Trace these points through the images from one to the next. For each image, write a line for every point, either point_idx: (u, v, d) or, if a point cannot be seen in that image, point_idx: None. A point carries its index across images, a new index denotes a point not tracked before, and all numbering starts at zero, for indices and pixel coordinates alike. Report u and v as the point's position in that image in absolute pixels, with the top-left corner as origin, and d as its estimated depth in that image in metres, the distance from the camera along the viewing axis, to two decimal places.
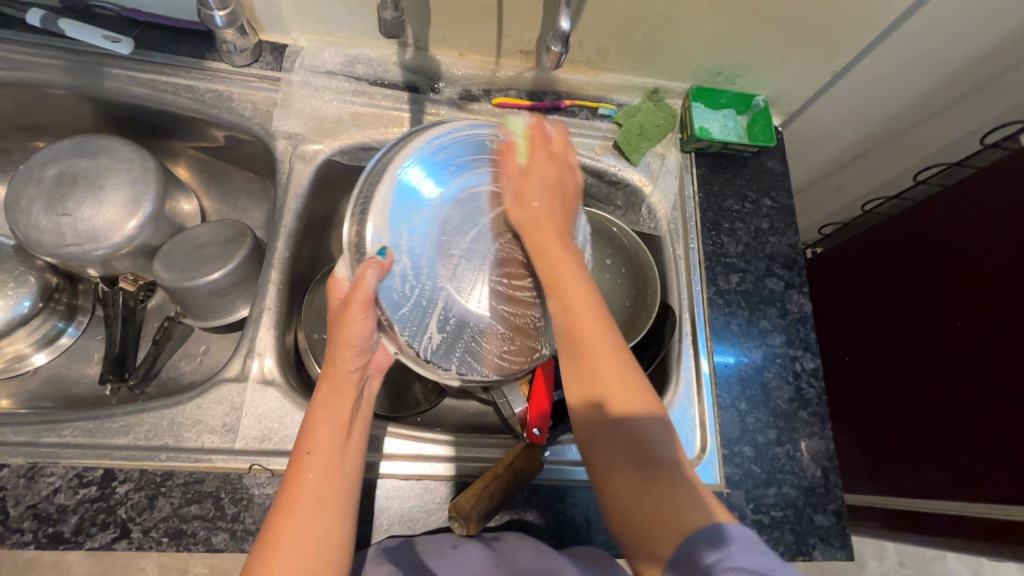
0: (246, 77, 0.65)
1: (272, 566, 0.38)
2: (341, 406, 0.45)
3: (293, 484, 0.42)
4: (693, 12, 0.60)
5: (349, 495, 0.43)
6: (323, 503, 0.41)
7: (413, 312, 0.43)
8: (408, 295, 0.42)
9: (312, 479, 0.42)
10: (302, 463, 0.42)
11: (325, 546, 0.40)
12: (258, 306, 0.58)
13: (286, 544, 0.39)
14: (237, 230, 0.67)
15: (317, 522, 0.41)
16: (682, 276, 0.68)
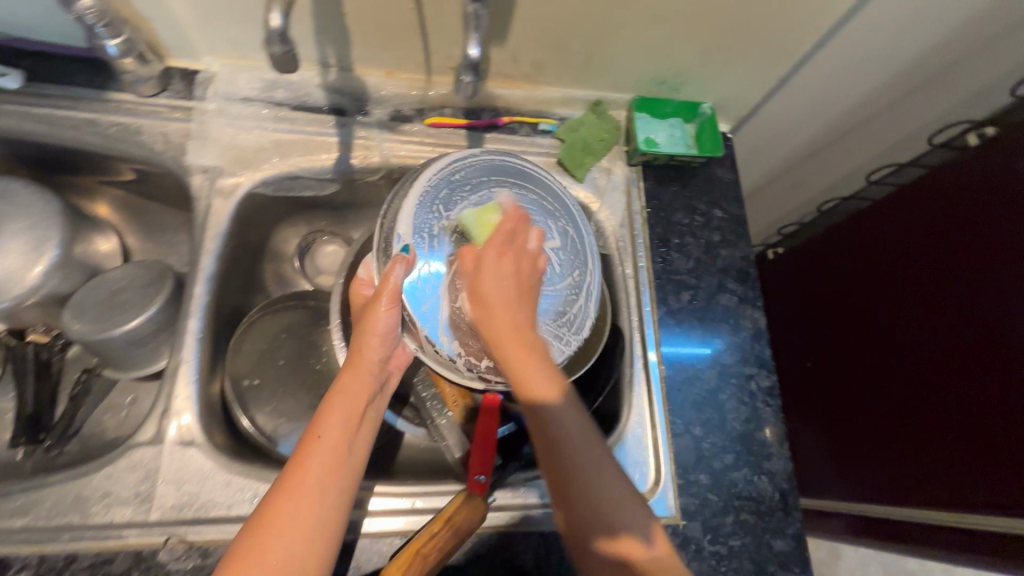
0: (156, 108, 0.60)
1: (264, 545, 0.41)
2: (355, 397, 0.49)
3: (299, 462, 0.44)
4: (626, 22, 0.58)
5: (349, 481, 0.46)
6: (325, 486, 0.44)
7: (432, 308, 0.48)
8: (430, 284, 0.48)
9: (316, 467, 0.44)
10: (309, 446, 0.45)
11: (320, 531, 0.42)
12: (175, 359, 0.54)
13: (284, 516, 0.42)
14: (157, 271, 0.63)
15: (316, 499, 0.43)
16: (632, 297, 0.65)
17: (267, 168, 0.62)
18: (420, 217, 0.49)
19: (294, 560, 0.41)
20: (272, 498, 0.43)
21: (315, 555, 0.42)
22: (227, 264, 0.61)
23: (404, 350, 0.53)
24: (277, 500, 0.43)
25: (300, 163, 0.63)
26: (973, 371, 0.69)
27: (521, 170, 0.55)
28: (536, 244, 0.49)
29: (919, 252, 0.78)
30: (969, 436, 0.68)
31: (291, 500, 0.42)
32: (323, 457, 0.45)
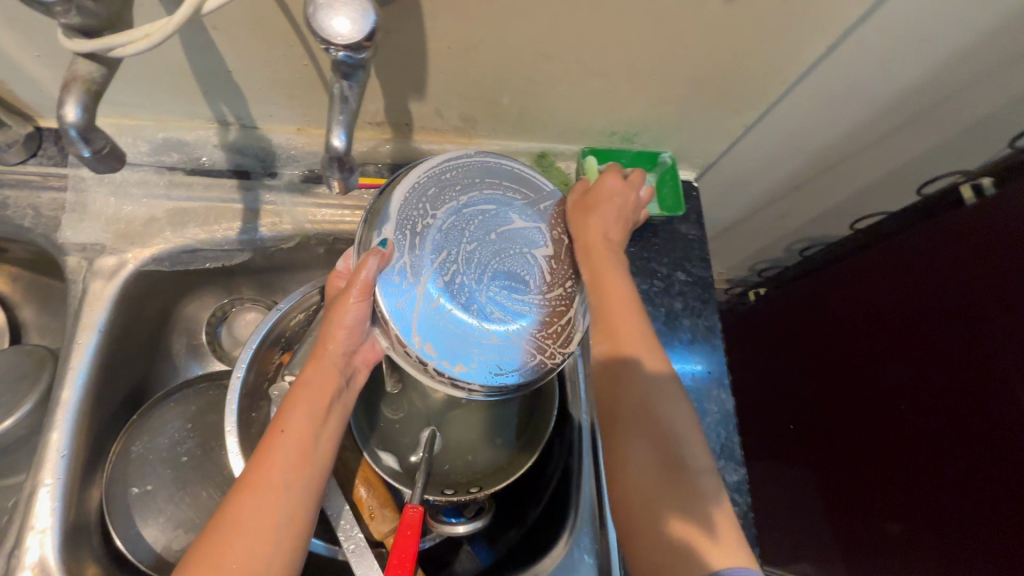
0: (26, 176, 0.53)
1: (225, 547, 0.37)
2: (323, 387, 0.44)
3: (259, 462, 0.40)
4: (561, 75, 0.50)
5: (315, 479, 0.42)
6: (289, 488, 0.40)
7: (408, 306, 0.41)
8: (403, 275, 0.41)
9: (281, 463, 0.40)
10: (271, 445, 0.41)
11: (283, 532, 0.39)
12: (34, 480, 0.46)
13: (246, 524, 0.38)
14: (35, 360, 0.55)
15: (280, 501, 0.39)
16: (579, 379, 0.58)
17: (158, 243, 0.54)
18: (406, 210, 0.43)
19: (260, 564, 0.37)
20: (234, 501, 0.39)
21: (280, 560, 0.38)
22: (113, 354, 0.53)
23: (373, 347, 0.47)
24: (243, 495, 0.39)
25: (196, 236, 0.55)
26: (961, 457, 0.62)
27: (517, 174, 0.48)
28: (646, 197, 0.55)
29: (905, 318, 0.70)
30: (957, 528, 0.62)
31: (253, 505, 0.39)
32: (287, 457, 0.41)
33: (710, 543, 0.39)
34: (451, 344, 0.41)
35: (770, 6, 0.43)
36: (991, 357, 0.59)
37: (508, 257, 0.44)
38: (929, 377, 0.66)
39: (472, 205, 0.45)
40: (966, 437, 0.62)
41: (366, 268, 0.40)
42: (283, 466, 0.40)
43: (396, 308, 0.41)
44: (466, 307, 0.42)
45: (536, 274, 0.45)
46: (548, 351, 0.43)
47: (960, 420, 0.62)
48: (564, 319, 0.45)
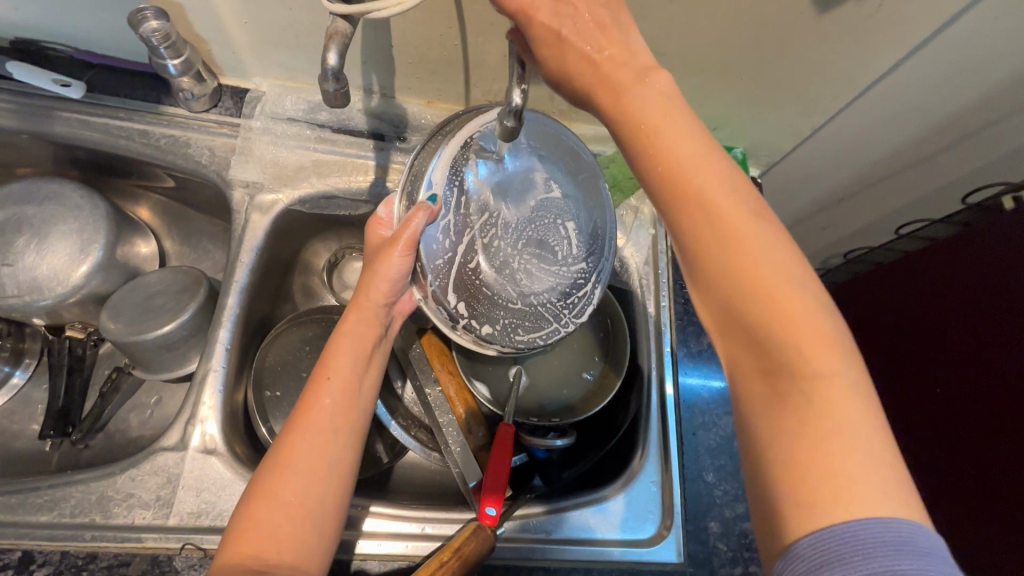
0: (204, 123, 0.63)
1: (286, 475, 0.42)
2: (362, 338, 0.50)
3: (309, 403, 0.46)
4: (664, 69, 0.59)
5: (359, 420, 0.47)
6: (339, 421, 0.46)
7: (442, 264, 0.48)
8: (451, 238, 0.48)
9: (329, 401, 0.46)
10: (320, 390, 0.47)
11: (337, 460, 0.45)
12: (203, 366, 0.56)
13: (301, 457, 0.43)
14: (192, 277, 0.64)
15: (330, 438, 0.45)
16: (651, 336, 0.66)
17: (304, 186, 0.64)
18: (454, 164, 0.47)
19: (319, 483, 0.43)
20: (288, 436, 0.44)
21: (332, 490, 0.44)
22: (261, 276, 0.63)
23: (408, 298, 0.54)
24: (297, 430, 0.44)
25: (336, 183, 0.65)
26: (983, 435, 0.66)
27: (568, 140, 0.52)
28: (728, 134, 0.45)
29: (934, 312, 0.76)
30: (989, 502, 0.65)
31: (305, 440, 0.44)
32: (334, 399, 0.46)
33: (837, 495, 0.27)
34: (480, 305, 0.49)
35: (854, 22, 0.52)
36: (1013, 342, 0.64)
37: (543, 226, 0.50)
38: (954, 364, 0.71)
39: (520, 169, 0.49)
40: (989, 415, 0.66)
41: (415, 221, 0.46)
42: (331, 404, 0.46)
43: (433, 263, 0.48)
44: (501, 274, 0.49)
45: (566, 242, 0.51)
46: (562, 320, 0.52)
47: (983, 400, 0.67)
48: (582, 292, 0.53)
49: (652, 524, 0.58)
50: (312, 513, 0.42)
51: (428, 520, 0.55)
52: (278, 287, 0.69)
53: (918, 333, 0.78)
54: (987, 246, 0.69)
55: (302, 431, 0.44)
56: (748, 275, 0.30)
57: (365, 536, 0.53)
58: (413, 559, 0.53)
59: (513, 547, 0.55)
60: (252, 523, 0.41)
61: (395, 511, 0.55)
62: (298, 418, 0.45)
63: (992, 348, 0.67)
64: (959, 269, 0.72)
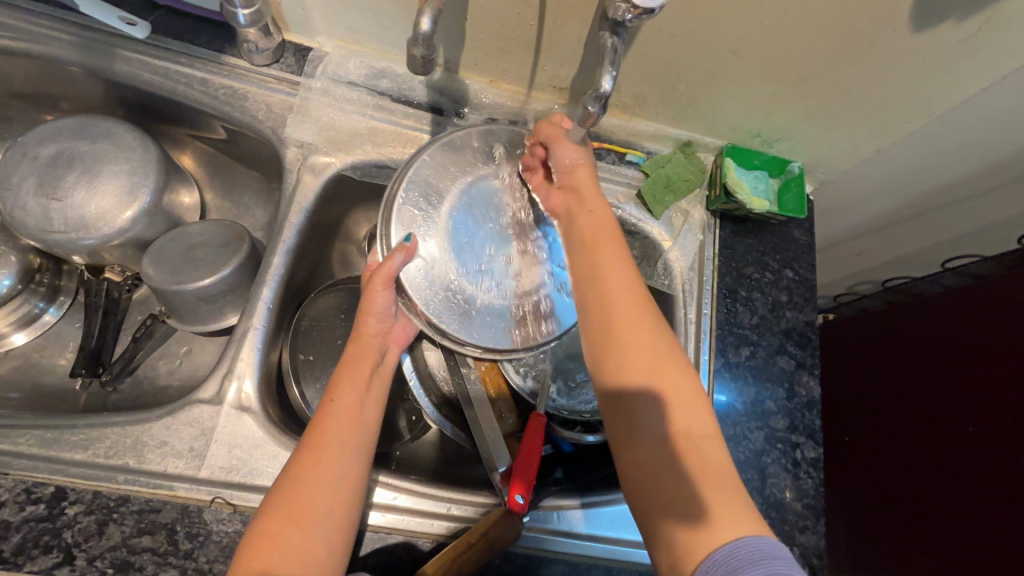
0: (265, 77, 0.63)
1: (294, 493, 0.42)
2: (362, 363, 0.51)
3: (316, 423, 0.46)
4: (741, 72, 0.57)
5: (365, 443, 0.47)
6: (341, 440, 0.45)
7: (429, 289, 0.51)
8: (428, 267, 0.52)
9: (334, 421, 0.46)
10: (326, 412, 0.46)
11: (342, 480, 0.44)
12: (244, 323, 0.55)
13: (308, 476, 0.43)
14: (235, 233, 0.63)
15: (336, 459, 0.44)
16: (690, 343, 0.65)
17: (357, 152, 0.63)
18: (417, 203, 0.53)
19: (323, 499, 0.42)
20: (296, 459, 0.44)
21: (339, 510, 0.43)
22: (306, 239, 0.63)
23: (404, 327, 0.55)
24: (306, 451, 0.44)
25: (390, 153, 0.64)
26: (1009, 474, 0.65)
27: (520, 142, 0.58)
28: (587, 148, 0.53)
29: (972, 346, 0.74)
30: (1005, 543, 0.65)
31: (313, 461, 0.43)
32: (339, 420, 0.46)
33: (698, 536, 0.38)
34: (471, 318, 0.52)
35: (951, 43, 0.50)
36: None
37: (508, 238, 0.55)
38: (989, 399, 0.70)
39: (472, 194, 0.55)
40: (1015, 455, 0.65)
41: (394, 261, 0.49)
42: (336, 424, 0.46)
43: (419, 292, 0.51)
44: (501, 278, 0.54)
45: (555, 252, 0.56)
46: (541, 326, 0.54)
47: (1012, 439, 0.66)
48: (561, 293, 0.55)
49: None
50: (318, 532, 0.41)
51: (440, 499, 0.55)
52: (319, 252, 0.68)
53: (943, 366, 0.77)
54: None
55: (310, 454, 0.44)
56: (638, 347, 0.44)
57: (390, 510, 0.53)
58: (437, 539, 0.53)
59: (534, 537, 0.54)
60: (258, 549, 0.39)
61: (407, 486, 0.54)
62: (305, 442, 0.45)
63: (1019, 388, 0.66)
64: (997, 306, 0.71)
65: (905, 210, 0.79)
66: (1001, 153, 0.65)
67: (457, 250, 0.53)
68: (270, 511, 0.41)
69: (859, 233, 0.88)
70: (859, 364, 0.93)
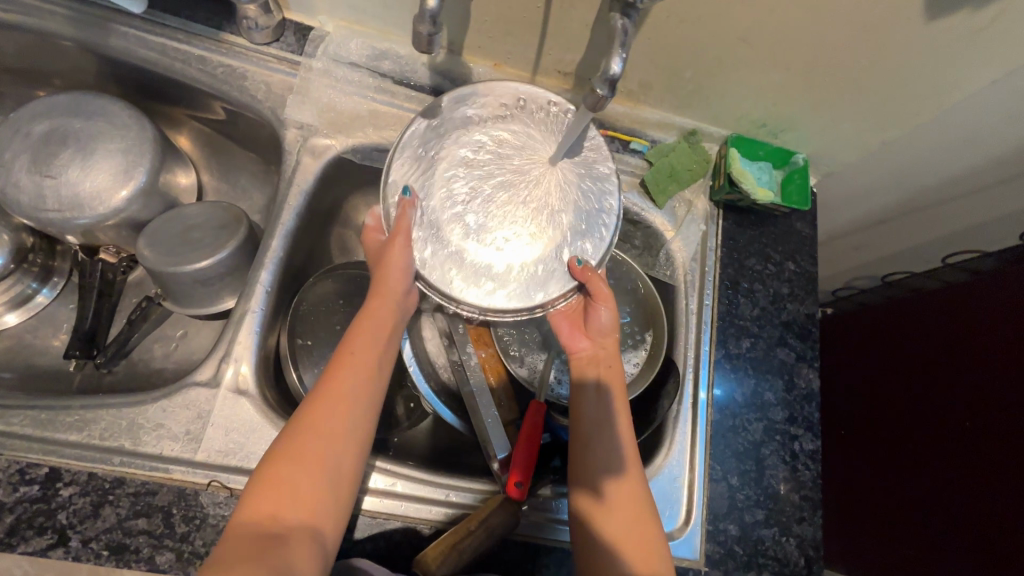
0: (265, 56, 0.61)
1: (305, 439, 0.42)
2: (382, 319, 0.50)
3: (333, 372, 0.46)
4: (748, 59, 0.57)
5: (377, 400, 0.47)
6: (356, 392, 0.45)
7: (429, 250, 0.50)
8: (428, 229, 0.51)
9: (350, 373, 0.46)
10: (340, 363, 0.46)
11: (353, 434, 0.44)
12: (241, 306, 0.55)
13: (322, 424, 0.42)
14: (233, 215, 0.62)
15: (347, 411, 0.44)
16: (691, 333, 0.65)
17: (358, 135, 0.62)
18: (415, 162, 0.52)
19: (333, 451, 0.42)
20: (312, 406, 0.43)
21: (348, 463, 0.43)
22: (304, 222, 0.62)
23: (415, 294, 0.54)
24: (321, 399, 0.44)
25: (391, 137, 0.63)
26: (1006, 468, 0.66)
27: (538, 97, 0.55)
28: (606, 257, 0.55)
29: (972, 342, 0.74)
30: (1000, 537, 0.65)
31: (324, 411, 0.43)
32: (357, 372, 0.46)
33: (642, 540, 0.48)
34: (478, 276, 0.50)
35: (962, 33, 0.50)
36: None
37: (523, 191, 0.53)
38: (989, 394, 0.70)
39: (478, 136, 0.53)
40: (1011, 450, 0.65)
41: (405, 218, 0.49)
42: (353, 376, 0.45)
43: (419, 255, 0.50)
44: (514, 234, 0.52)
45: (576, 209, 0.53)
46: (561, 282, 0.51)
47: (1010, 435, 0.66)
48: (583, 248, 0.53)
49: (673, 517, 0.58)
50: (325, 482, 0.41)
51: (438, 486, 0.54)
52: (317, 236, 0.67)
53: (941, 360, 0.78)
54: None
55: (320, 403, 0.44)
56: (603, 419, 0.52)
57: (388, 496, 0.53)
58: (434, 525, 0.52)
59: (532, 524, 0.54)
60: (264, 491, 0.40)
61: (405, 472, 0.54)
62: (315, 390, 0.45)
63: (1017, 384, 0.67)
64: (996, 301, 0.72)
65: (907, 204, 0.79)
66: (1005, 148, 0.64)
67: (461, 210, 0.52)
68: (280, 451, 0.41)
69: (860, 228, 0.88)
70: (857, 359, 0.93)
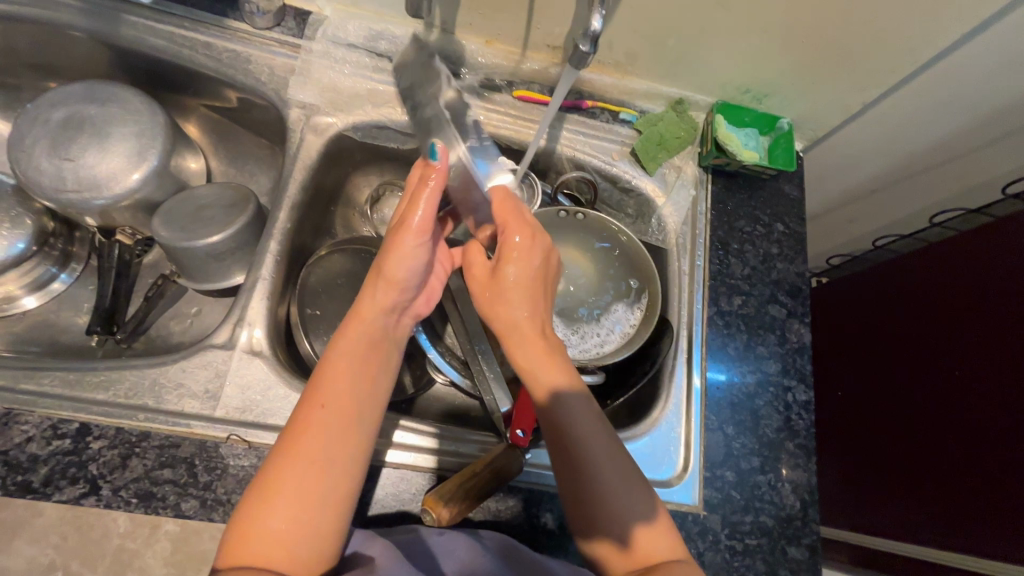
0: (268, 41, 0.65)
1: (280, 492, 0.39)
2: (360, 344, 0.46)
3: (303, 423, 0.41)
4: (728, 25, 0.59)
5: (359, 442, 0.42)
6: (333, 429, 0.41)
7: None
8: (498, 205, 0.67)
9: (324, 415, 0.41)
10: (306, 409, 0.42)
11: (331, 475, 0.40)
12: (253, 275, 0.57)
13: (301, 473, 0.39)
14: (241, 194, 0.65)
15: (321, 463, 0.40)
16: (684, 293, 0.67)
17: (358, 114, 0.65)
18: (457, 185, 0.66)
19: (316, 500, 0.39)
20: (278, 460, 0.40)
21: (326, 507, 0.39)
22: (309, 198, 0.65)
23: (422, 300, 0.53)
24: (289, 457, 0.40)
25: (389, 114, 0.66)
26: (1000, 415, 0.68)
27: None
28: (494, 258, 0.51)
29: (960, 296, 0.76)
30: (996, 480, 0.67)
31: (293, 465, 0.39)
32: (328, 413, 0.42)
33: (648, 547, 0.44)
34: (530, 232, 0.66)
35: None
36: None
37: None
38: (980, 346, 0.72)
39: None
40: (1006, 398, 0.67)
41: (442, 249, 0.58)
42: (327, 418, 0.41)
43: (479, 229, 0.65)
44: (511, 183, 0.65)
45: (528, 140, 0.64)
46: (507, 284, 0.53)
47: (1002, 383, 0.68)
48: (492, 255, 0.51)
49: (671, 466, 0.60)
50: (303, 541, 0.38)
51: (445, 440, 0.57)
52: (323, 213, 0.70)
53: (934, 317, 0.79)
54: (1015, 235, 0.70)
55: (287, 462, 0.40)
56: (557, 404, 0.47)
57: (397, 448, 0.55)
58: (440, 473, 0.54)
59: (536, 471, 0.56)
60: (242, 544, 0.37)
61: (416, 428, 0.57)
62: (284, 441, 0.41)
63: (1007, 334, 0.69)
64: (987, 257, 0.73)
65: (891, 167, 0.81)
66: (983, 105, 0.66)
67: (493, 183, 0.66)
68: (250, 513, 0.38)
69: (850, 196, 0.90)
70: (853, 324, 0.95)
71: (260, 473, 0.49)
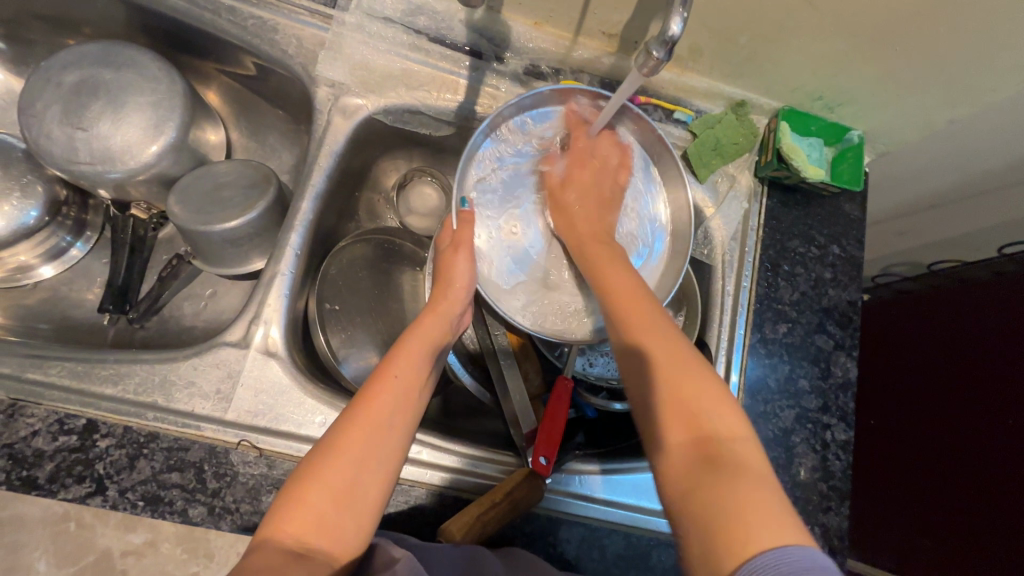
0: (297, 9, 0.59)
1: (338, 456, 0.39)
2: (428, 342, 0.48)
3: (370, 395, 0.42)
4: (812, 25, 0.52)
5: (412, 426, 0.44)
6: (397, 409, 0.43)
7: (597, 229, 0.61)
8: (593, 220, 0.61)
9: (388, 395, 0.43)
10: (376, 383, 0.43)
11: (387, 451, 0.41)
12: (271, 268, 0.54)
13: (360, 445, 0.40)
14: (261, 174, 0.61)
15: (383, 434, 0.41)
16: (725, 316, 0.63)
17: (391, 96, 0.60)
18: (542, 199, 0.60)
19: (370, 467, 0.40)
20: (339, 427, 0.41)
21: (377, 476, 0.40)
22: (334, 185, 0.61)
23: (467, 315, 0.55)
24: (349, 428, 0.41)
25: (424, 99, 0.61)
26: None
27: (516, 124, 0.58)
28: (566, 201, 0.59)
29: None
30: None
31: (355, 433, 0.40)
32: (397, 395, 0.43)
33: (726, 497, 0.34)
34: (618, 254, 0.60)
35: None
36: None
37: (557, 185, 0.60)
38: None
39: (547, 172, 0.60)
40: None
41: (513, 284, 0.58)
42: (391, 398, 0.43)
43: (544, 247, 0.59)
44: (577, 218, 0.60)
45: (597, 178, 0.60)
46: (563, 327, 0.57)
47: None
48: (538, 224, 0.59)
49: None
50: (352, 505, 0.39)
51: (461, 457, 0.54)
52: (347, 199, 0.66)
53: (983, 355, 0.74)
54: None
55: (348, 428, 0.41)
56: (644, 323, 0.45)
57: (413, 463, 0.53)
58: (458, 493, 0.52)
59: (554, 497, 0.54)
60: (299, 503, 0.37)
61: (433, 442, 0.54)
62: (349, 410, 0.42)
63: None
64: None
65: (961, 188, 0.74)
66: None
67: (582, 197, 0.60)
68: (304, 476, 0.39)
69: (910, 213, 0.83)
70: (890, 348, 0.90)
71: (271, 483, 0.47)
